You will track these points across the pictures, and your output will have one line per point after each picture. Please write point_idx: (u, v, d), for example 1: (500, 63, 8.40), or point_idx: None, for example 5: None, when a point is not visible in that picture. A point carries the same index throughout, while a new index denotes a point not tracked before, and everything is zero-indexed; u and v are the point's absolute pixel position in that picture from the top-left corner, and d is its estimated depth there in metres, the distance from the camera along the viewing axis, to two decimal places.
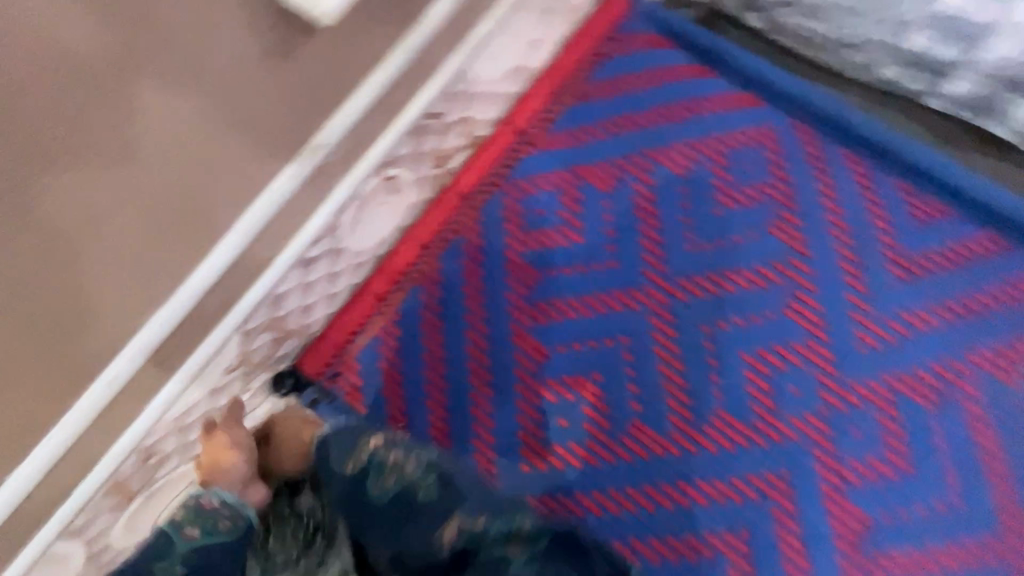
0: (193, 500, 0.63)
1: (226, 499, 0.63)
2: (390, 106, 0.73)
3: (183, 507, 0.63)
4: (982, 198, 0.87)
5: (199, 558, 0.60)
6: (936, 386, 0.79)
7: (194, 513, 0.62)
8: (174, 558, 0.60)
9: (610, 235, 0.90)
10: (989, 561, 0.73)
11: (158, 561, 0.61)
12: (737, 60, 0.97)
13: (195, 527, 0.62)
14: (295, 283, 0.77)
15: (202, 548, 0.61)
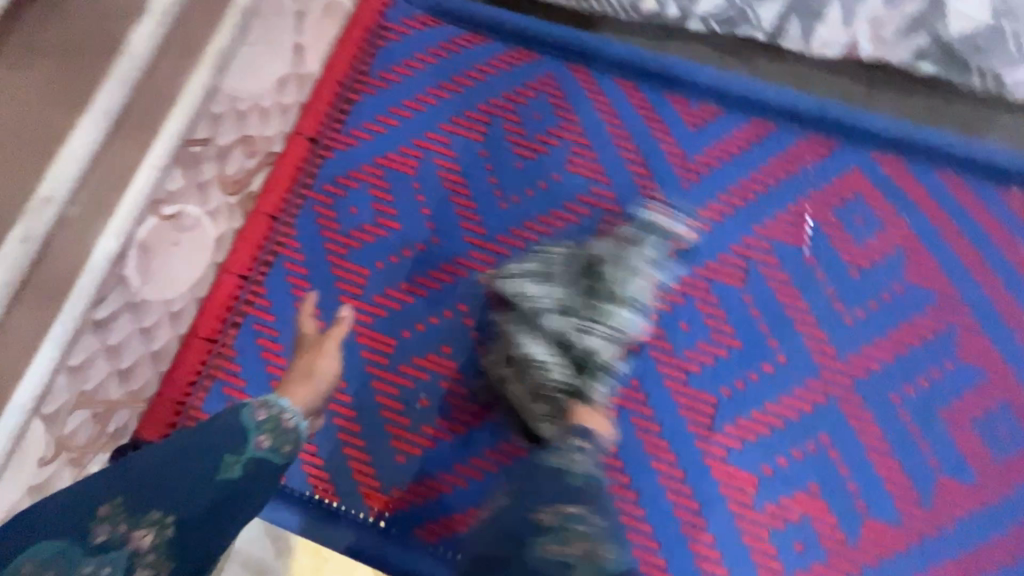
0: (278, 409, 0.62)
1: (303, 426, 0.63)
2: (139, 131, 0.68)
3: (267, 410, 0.61)
4: (741, 92, 0.96)
5: (253, 473, 0.57)
6: (739, 264, 0.88)
7: (274, 421, 0.61)
8: (238, 456, 0.57)
9: (426, 213, 0.92)
10: (816, 400, 0.82)
11: (220, 452, 0.56)
12: (504, 21, 1.01)
13: (269, 438, 0.59)
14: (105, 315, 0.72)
15: (253, 465, 0.57)
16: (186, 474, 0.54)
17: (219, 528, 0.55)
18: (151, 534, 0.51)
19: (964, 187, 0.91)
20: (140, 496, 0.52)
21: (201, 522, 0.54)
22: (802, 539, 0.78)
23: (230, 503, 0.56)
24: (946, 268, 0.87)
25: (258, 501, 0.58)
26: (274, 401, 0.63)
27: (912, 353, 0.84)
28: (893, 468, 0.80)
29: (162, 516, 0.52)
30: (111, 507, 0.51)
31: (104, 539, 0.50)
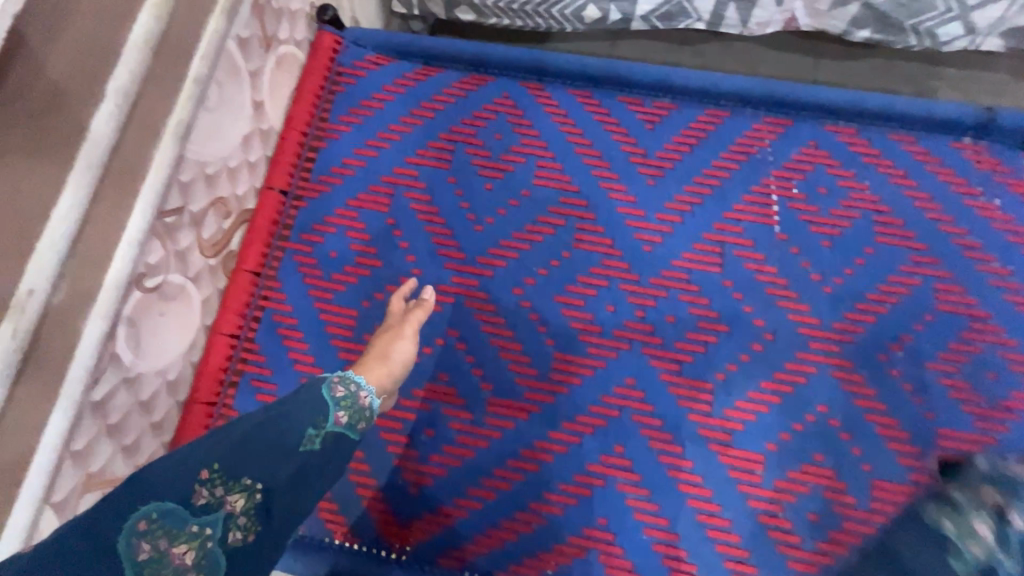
0: (353, 388, 0.68)
1: (374, 404, 0.69)
2: (122, 201, 0.70)
3: (344, 387, 0.66)
4: (691, 85, 1.00)
5: (329, 448, 0.62)
6: (714, 251, 0.90)
7: (349, 399, 0.66)
8: (318, 430, 0.62)
9: (405, 246, 0.94)
10: (808, 371, 0.84)
11: (304, 424, 0.61)
12: (454, 49, 1.04)
13: (346, 414, 0.65)
14: (101, 391, 0.72)
15: (332, 439, 0.63)
16: (279, 442, 0.59)
17: (304, 494, 0.60)
18: (242, 499, 0.55)
19: (918, 146, 0.95)
20: (235, 463, 0.56)
21: (288, 487, 0.59)
22: (814, 508, 0.79)
23: (312, 472, 0.61)
24: (911, 225, 0.90)
25: (334, 473, 0.63)
26: (350, 378, 0.69)
27: (893, 312, 0.86)
28: (893, 427, 0.82)
29: (251, 483, 0.57)
30: (210, 472, 0.55)
31: (205, 501, 0.54)
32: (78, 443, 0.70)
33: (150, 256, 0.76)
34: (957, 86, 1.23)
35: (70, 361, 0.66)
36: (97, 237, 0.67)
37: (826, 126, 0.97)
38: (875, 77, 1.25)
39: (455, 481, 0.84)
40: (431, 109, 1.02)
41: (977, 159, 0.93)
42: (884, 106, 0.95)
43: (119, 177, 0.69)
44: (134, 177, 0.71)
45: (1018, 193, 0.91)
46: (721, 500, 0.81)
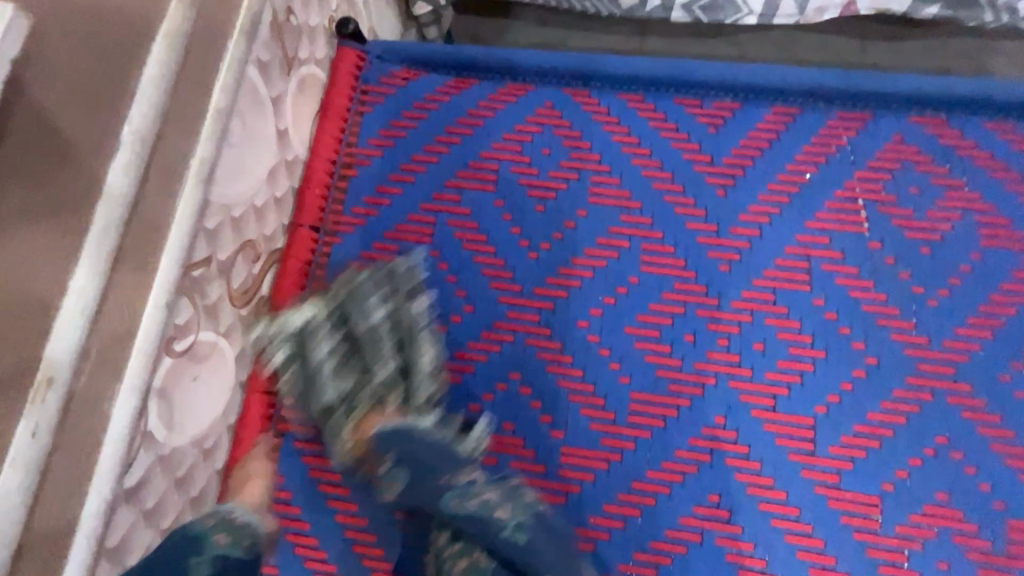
0: (218, 516, 0.69)
1: (253, 520, 0.70)
2: (146, 261, 0.60)
3: (215, 517, 0.68)
4: (757, 81, 0.90)
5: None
6: (800, 267, 0.81)
7: (222, 523, 0.68)
8: (201, 556, 0.64)
9: (453, 280, 0.85)
10: (921, 398, 0.74)
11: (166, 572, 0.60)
12: (489, 57, 0.95)
13: (225, 536, 0.67)
14: (139, 469, 0.64)
15: (218, 563, 0.65)
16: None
17: None
18: None
19: (1016, 134, 0.85)
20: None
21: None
22: (944, 556, 0.70)
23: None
24: (1019, 224, 0.81)
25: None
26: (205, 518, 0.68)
27: (1010, 325, 0.76)
28: (1021, 456, 0.72)
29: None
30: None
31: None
32: (112, 537, 0.61)
33: (177, 317, 0.67)
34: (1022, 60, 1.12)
35: (99, 452, 0.57)
36: (118, 308, 0.58)
37: (911, 118, 0.87)
38: (930, 57, 1.15)
39: None
40: (470, 125, 0.93)
41: None
42: (976, 93, 0.85)
43: (138, 235, 0.59)
44: (157, 233, 0.61)
45: None
46: (835, 551, 0.71)
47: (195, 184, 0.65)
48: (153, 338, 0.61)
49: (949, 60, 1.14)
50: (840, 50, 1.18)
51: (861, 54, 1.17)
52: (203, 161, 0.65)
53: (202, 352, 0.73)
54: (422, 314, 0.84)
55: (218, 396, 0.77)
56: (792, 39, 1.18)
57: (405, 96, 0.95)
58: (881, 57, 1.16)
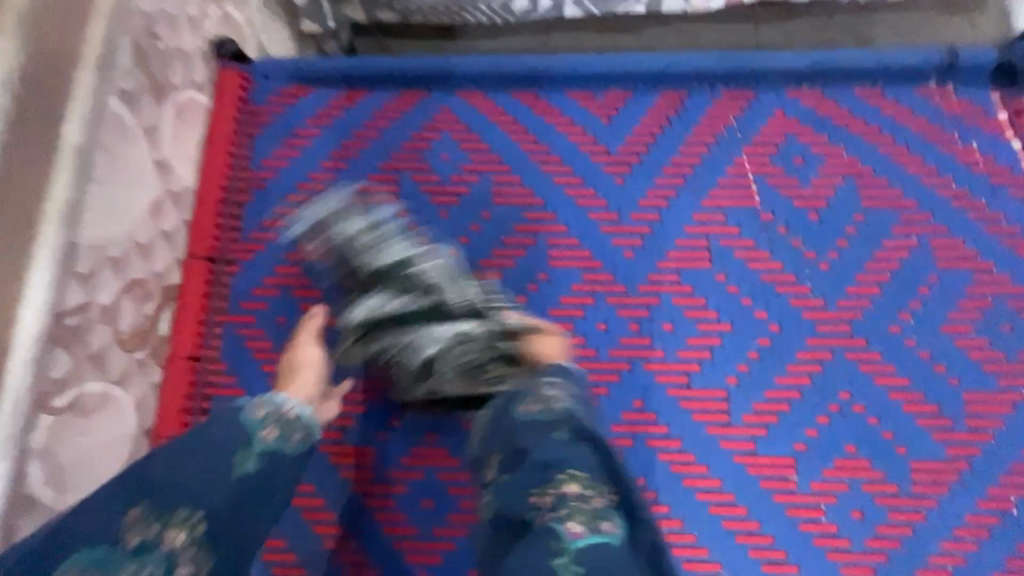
0: (274, 403, 0.55)
1: (307, 413, 0.56)
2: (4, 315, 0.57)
3: (265, 407, 0.54)
4: (643, 69, 0.92)
5: (271, 465, 0.51)
6: (700, 245, 0.83)
7: (276, 415, 0.54)
8: (245, 453, 0.50)
9: (362, 297, 0.83)
10: (822, 357, 0.78)
11: (231, 451, 0.49)
12: (379, 67, 0.94)
13: (274, 430, 0.53)
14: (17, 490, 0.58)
15: (265, 461, 0.51)
16: (210, 468, 0.48)
17: (249, 524, 0.49)
18: (183, 533, 0.45)
19: (886, 99, 0.90)
20: (166, 492, 0.46)
21: (231, 516, 0.47)
22: (857, 505, 0.73)
23: (258, 494, 0.50)
24: (895, 182, 0.85)
25: (288, 492, 0.53)
26: (270, 398, 0.56)
27: (896, 279, 0.80)
28: (917, 401, 0.76)
29: (190, 514, 0.46)
30: (140, 511, 0.44)
31: (139, 542, 0.43)
32: None
33: (54, 368, 0.63)
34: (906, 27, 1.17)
35: None
36: None
37: (790, 92, 0.91)
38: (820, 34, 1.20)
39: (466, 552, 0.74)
40: (367, 138, 0.91)
41: (947, 103, 0.89)
42: (847, 63, 0.90)
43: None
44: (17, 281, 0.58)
45: (993, 132, 0.87)
46: (758, 517, 0.73)
47: (53, 225, 0.62)
48: (20, 392, 0.57)
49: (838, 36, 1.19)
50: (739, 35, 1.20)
51: (756, 35, 1.20)
52: (60, 200, 0.63)
53: (89, 396, 0.69)
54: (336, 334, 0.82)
55: (105, 387, 0.71)
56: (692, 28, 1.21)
57: (297, 115, 0.93)
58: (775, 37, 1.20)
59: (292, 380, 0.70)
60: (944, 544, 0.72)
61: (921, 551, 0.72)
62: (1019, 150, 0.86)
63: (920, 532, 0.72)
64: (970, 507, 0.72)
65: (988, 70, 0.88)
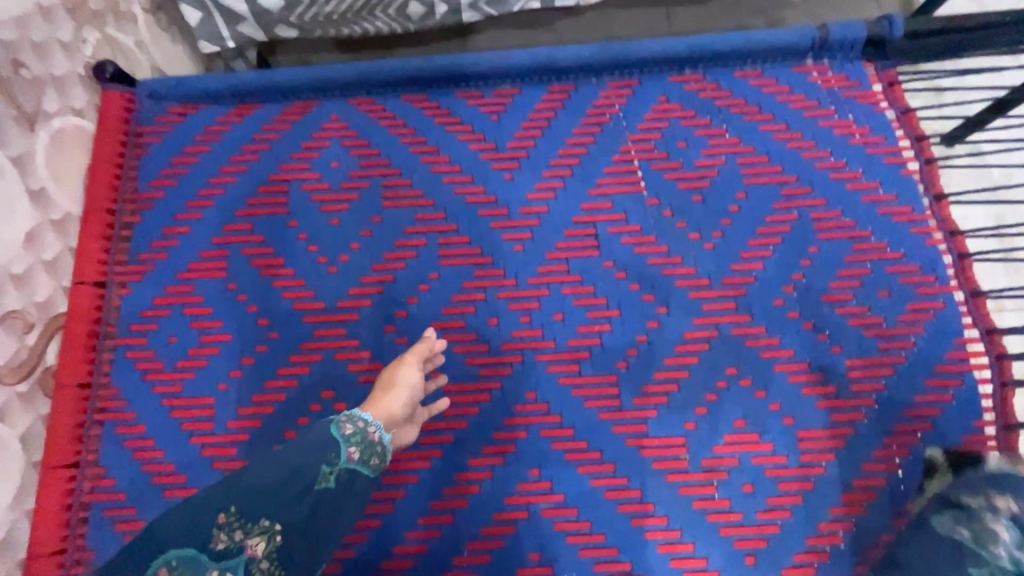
0: (363, 422, 0.64)
1: (386, 438, 0.65)
2: None
3: (353, 424, 0.63)
4: (529, 64, 0.92)
5: (347, 482, 0.60)
6: (587, 234, 0.85)
7: (360, 435, 0.62)
8: (332, 467, 0.59)
9: (254, 310, 0.83)
10: (708, 335, 0.79)
11: (317, 462, 0.58)
12: (265, 79, 0.93)
13: (357, 450, 0.61)
14: None
15: (346, 476, 0.60)
16: (294, 487, 0.56)
17: (318, 536, 0.57)
18: (263, 541, 0.52)
19: (764, 78, 0.92)
20: (253, 504, 0.54)
21: (307, 528, 0.56)
22: (748, 479, 0.74)
23: (328, 510, 0.58)
24: (776, 159, 0.87)
25: (349, 510, 0.60)
26: (359, 415, 0.65)
27: (777, 254, 0.82)
28: (802, 371, 0.78)
29: (270, 524, 0.53)
30: (227, 516, 0.53)
31: (225, 545, 0.51)
32: None
33: None
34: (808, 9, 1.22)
35: None
36: None
37: (673, 78, 0.93)
38: (727, 17, 1.22)
39: (364, 558, 0.74)
40: (254, 151, 0.90)
41: (823, 79, 0.91)
42: (728, 47, 0.91)
43: None
44: None
45: (867, 103, 0.89)
46: (652, 498, 0.74)
47: None
48: None
49: (744, 18, 1.21)
50: (649, 26, 1.22)
51: (670, 20, 1.22)
52: None
53: None
54: (228, 350, 0.81)
55: None
56: (604, 20, 1.21)
57: (183, 134, 0.92)
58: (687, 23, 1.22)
59: (382, 399, 0.69)
60: (833, 509, 0.73)
61: (811, 519, 0.73)
62: (892, 120, 0.88)
63: (810, 501, 0.74)
64: (855, 471, 0.74)
65: (859, 45, 0.90)
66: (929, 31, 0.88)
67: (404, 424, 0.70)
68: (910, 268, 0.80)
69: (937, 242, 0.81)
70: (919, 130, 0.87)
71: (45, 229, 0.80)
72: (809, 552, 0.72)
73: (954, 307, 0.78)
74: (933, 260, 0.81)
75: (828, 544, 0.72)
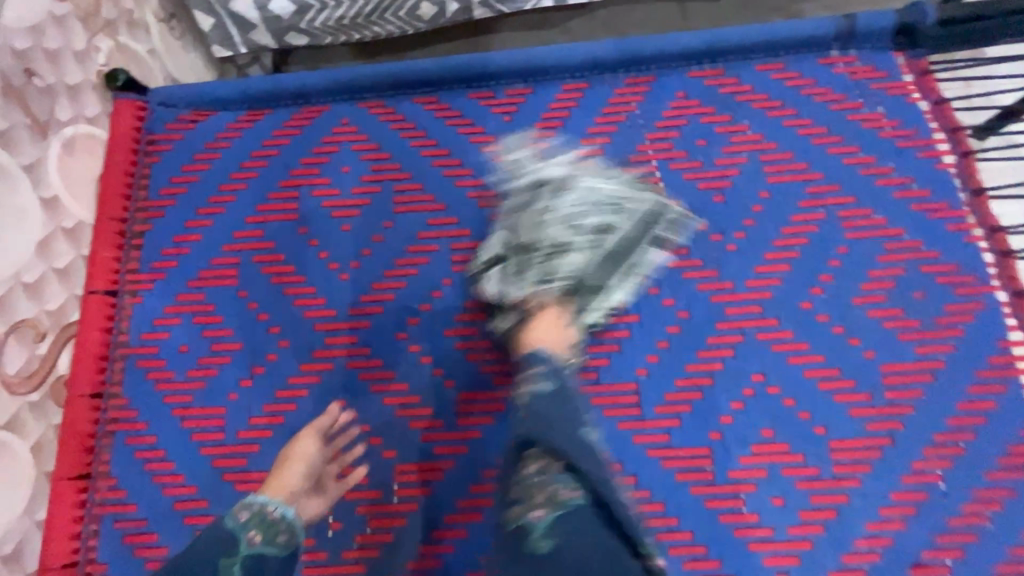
0: (259, 504, 0.61)
1: (291, 513, 0.61)
2: None
3: (248, 509, 0.60)
4: (541, 62, 0.90)
5: (253, 569, 0.56)
6: (603, 236, 0.82)
7: (257, 516, 0.59)
8: (231, 557, 0.56)
9: (264, 317, 0.81)
10: (733, 340, 0.75)
11: (213, 559, 0.55)
12: (275, 84, 0.92)
13: (259, 532, 0.58)
14: None
15: (251, 563, 0.56)
16: None
17: None
18: None
19: (787, 71, 0.88)
20: None
21: None
22: (778, 492, 0.70)
23: None
24: (801, 155, 0.83)
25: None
26: (257, 497, 0.62)
27: (804, 254, 0.78)
28: (833, 377, 0.73)
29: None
30: None
31: None
32: None
33: None
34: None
35: None
36: None
37: (692, 73, 0.89)
38: (742, 14, 1.19)
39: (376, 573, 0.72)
40: (264, 156, 0.89)
41: (850, 71, 0.87)
42: (749, 39, 0.88)
43: None
44: None
45: (898, 95, 0.85)
46: (675, 513, 0.70)
47: None
48: None
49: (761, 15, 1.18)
50: (664, 23, 1.19)
51: (685, 20, 1.19)
52: None
53: None
54: (237, 359, 0.80)
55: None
56: (618, 19, 1.18)
57: (193, 140, 0.91)
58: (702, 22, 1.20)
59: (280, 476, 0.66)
60: (870, 525, 0.69)
61: (848, 536, 0.69)
62: (925, 112, 0.84)
63: (845, 516, 0.69)
64: (894, 485, 0.70)
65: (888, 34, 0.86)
66: (962, 17, 0.84)
67: (314, 499, 0.68)
68: (948, 267, 0.76)
69: (978, 239, 0.77)
70: (955, 121, 0.83)
71: (57, 237, 0.79)
72: (846, 572, 0.68)
73: (997, 308, 0.74)
74: (973, 259, 0.76)
75: (867, 562, 0.68)
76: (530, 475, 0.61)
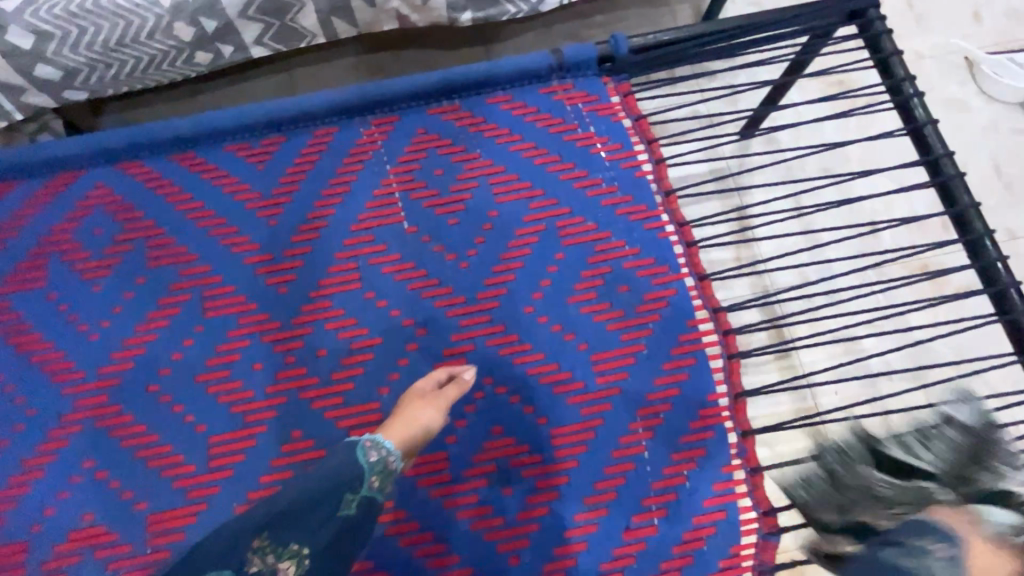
0: None
1: None
2: None
3: None
4: (288, 109, 0.95)
5: (365, 510, 0.64)
6: (349, 268, 0.88)
7: (381, 466, 0.67)
8: (354, 493, 0.64)
9: (10, 389, 0.81)
10: (465, 350, 0.83)
11: (342, 490, 0.63)
12: (17, 154, 0.91)
13: (378, 479, 0.66)
14: None
15: (365, 503, 0.64)
16: (318, 516, 0.60)
17: (346, 551, 0.62)
18: (293, 564, 0.57)
19: (513, 101, 0.99)
20: (282, 531, 0.58)
21: (331, 552, 0.60)
22: (507, 483, 0.78)
23: (348, 535, 0.62)
24: (525, 175, 0.93)
25: (369, 536, 0.65)
26: (381, 442, 0.69)
27: (527, 264, 0.87)
28: (552, 372, 0.82)
29: (300, 547, 0.58)
30: (260, 541, 0.57)
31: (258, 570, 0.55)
32: None
33: None
34: (607, 28, 1.39)
35: None
36: None
37: (432, 111, 0.98)
38: (538, 44, 1.38)
39: None
40: (14, 227, 0.90)
41: (567, 96, 0.99)
42: (476, 74, 0.97)
43: None
44: None
45: (607, 115, 0.97)
46: (416, 517, 0.77)
47: None
48: None
49: (555, 41, 1.38)
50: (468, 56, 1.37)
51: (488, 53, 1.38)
52: None
53: None
54: None
55: None
56: (429, 58, 1.35)
57: None
58: (502, 50, 1.37)
59: None
60: (587, 500, 0.77)
61: (569, 513, 0.77)
62: (628, 128, 0.96)
63: (565, 494, 0.77)
64: (607, 460, 0.78)
65: (593, 63, 0.98)
66: (649, 45, 0.96)
67: None
68: (646, 261, 0.87)
69: (670, 234, 0.88)
70: (651, 134, 0.95)
71: None
72: (568, 545, 0.75)
73: (686, 292, 0.85)
74: (666, 251, 0.87)
75: (586, 534, 0.76)
76: (890, 493, 0.62)
